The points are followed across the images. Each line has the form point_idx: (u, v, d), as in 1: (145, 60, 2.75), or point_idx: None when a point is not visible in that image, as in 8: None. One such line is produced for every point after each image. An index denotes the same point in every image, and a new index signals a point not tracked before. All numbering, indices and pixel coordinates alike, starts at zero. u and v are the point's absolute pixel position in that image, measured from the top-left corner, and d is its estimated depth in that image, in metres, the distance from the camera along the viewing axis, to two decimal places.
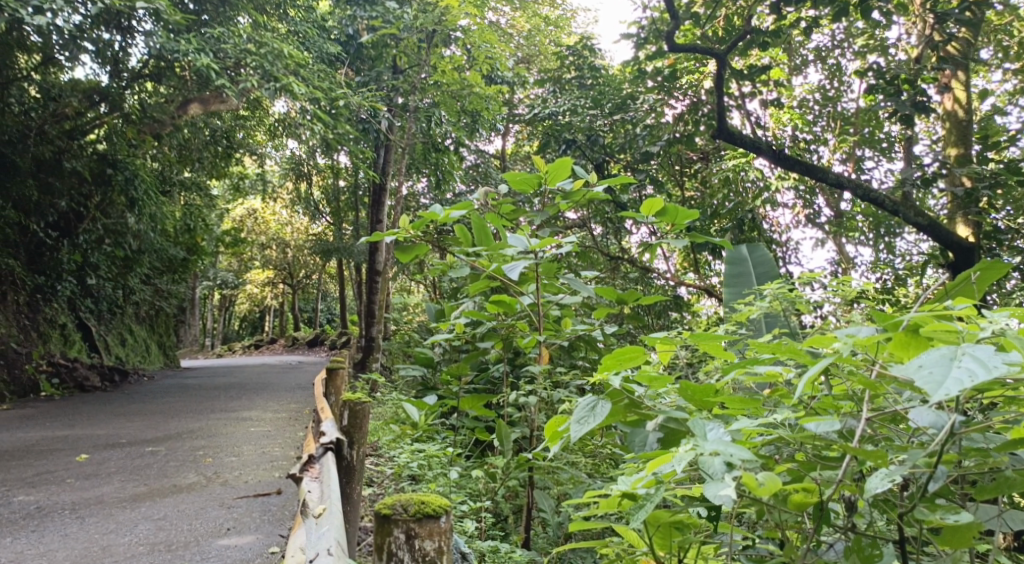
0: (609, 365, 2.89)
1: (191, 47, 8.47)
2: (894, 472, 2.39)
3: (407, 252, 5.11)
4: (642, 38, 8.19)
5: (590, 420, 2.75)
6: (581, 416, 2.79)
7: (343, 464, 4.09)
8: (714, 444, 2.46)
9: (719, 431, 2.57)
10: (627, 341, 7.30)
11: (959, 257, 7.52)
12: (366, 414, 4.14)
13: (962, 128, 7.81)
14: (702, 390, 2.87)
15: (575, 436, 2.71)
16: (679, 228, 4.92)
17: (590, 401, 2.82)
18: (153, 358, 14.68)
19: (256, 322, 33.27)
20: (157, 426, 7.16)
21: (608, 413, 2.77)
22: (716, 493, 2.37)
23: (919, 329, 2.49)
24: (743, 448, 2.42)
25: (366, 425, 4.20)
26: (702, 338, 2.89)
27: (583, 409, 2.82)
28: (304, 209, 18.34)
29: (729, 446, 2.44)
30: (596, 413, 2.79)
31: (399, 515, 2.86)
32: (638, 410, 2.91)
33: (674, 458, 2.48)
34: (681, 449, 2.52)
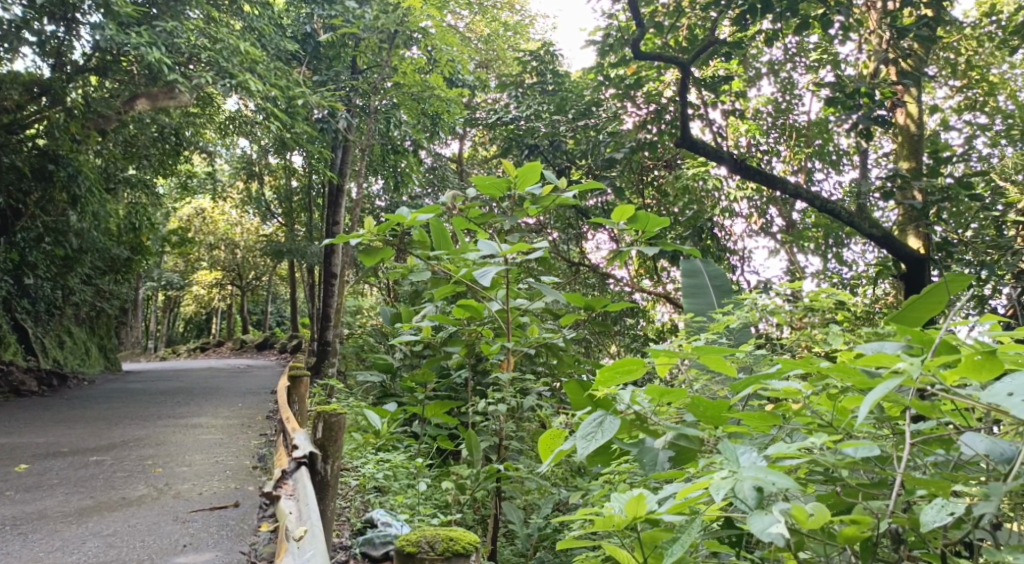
0: (606, 378, 2.87)
1: (141, 40, 8.15)
2: (952, 504, 2.29)
3: (371, 256, 5.02)
4: (607, 44, 8.15)
5: (598, 436, 2.72)
6: (588, 432, 2.75)
7: (317, 480, 3.96)
8: (752, 471, 2.39)
9: (751, 454, 2.51)
10: (583, 347, 7.25)
11: (913, 268, 7.63)
12: (340, 426, 4.03)
13: (914, 141, 7.99)
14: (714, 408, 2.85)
15: (583, 453, 2.68)
16: (648, 235, 4.89)
17: (597, 417, 2.79)
18: (94, 361, 14.17)
19: (201, 324, 32.54)
20: (102, 434, 6.86)
21: (616, 432, 2.73)
22: (765, 530, 2.28)
23: (992, 351, 2.36)
24: (784, 476, 2.35)
25: (342, 438, 4.09)
26: (706, 353, 2.84)
27: (590, 425, 2.78)
28: (255, 210, 17.96)
29: (769, 473, 2.37)
30: (603, 431, 2.75)
31: (427, 552, 3.36)
32: (644, 426, 2.91)
33: (711, 486, 2.38)
34: (716, 476, 2.42)
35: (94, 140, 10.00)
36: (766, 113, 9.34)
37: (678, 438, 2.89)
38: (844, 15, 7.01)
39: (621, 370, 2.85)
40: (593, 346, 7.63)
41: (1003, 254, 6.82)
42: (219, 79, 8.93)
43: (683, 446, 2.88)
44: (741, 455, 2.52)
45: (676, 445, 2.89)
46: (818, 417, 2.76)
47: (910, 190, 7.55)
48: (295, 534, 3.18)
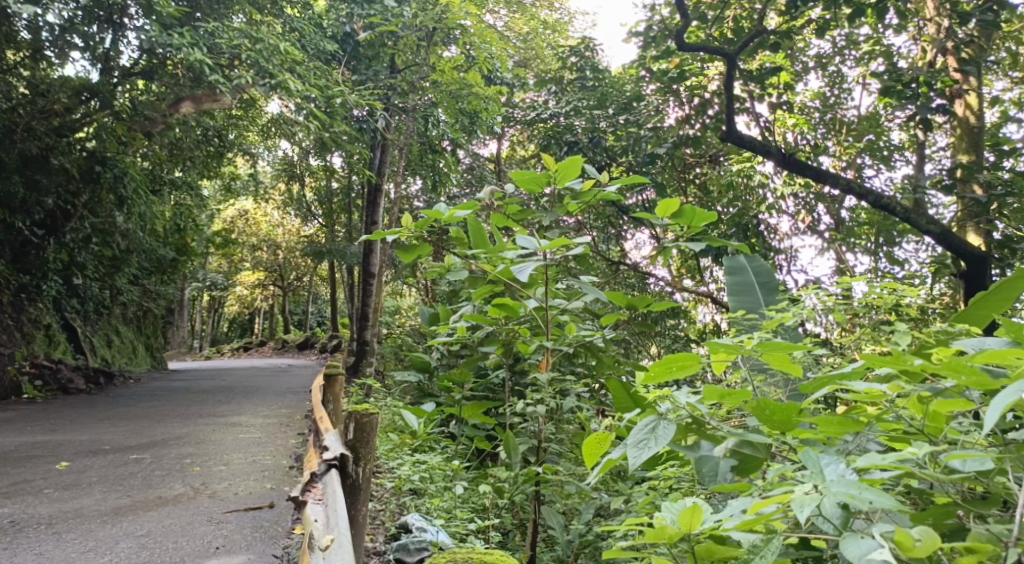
0: (659, 373, 2.86)
1: (184, 41, 8.18)
2: None
3: (408, 252, 4.93)
4: (650, 36, 7.96)
5: (652, 443, 2.75)
6: (639, 440, 2.78)
7: (348, 483, 3.92)
8: (842, 487, 2.39)
9: (837, 465, 2.51)
10: (623, 348, 7.11)
11: (972, 266, 7.34)
12: (372, 426, 3.99)
13: (973, 135, 7.70)
14: (782, 410, 2.86)
15: (635, 460, 2.71)
16: (694, 231, 4.74)
17: (649, 423, 2.82)
18: (141, 360, 14.35)
19: (244, 324, 32.88)
20: (144, 432, 6.89)
21: (670, 440, 2.76)
22: (863, 556, 2.28)
23: None
24: (878, 495, 2.36)
25: (373, 439, 4.04)
26: (771, 350, 2.85)
27: (642, 431, 2.81)
28: (296, 211, 18.06)
29: (861, 491, 2.37)
30: (656, 437, 2.79)
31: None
32: (700, 430, 2.94)
33: (795, 502, 2.38)
34: (800, 491, 2.43)
35: (139, 141, 10.08)
36: (812, 108, 9.05)
37: (742, 444, 2.88)
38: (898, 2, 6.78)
39: (674, 365, 2.82)
40: (634, 347, 7.48)
41: None
42: (259, 79, 8.91)
43: (748, 453, 2.86)
44: (826, 465, 2.51)
45: (740, 451, 2.88)
46: (904, 422, 2.70)
47: (969, 184, 7.27)
48: (321, 542, 3.12)
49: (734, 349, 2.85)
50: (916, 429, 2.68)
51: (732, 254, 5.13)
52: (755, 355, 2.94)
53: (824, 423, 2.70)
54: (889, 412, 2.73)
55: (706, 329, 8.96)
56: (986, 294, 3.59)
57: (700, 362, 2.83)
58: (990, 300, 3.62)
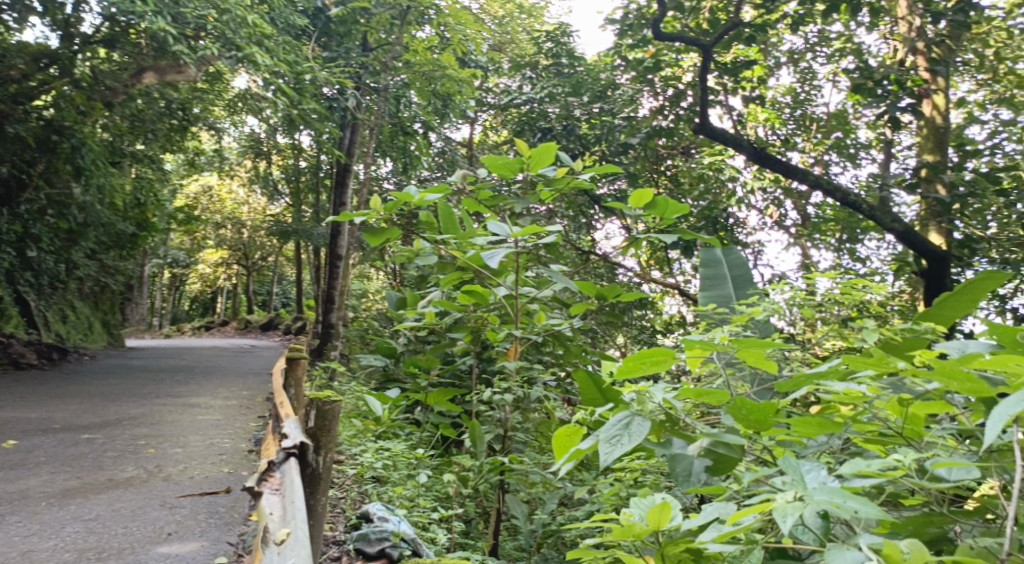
0: (631, 368, 2.79)
1: (148, 9, 7.93)
2: None
3: (377, 236, 4.83)
4: (627, 24, 7.90)
5: (625, 440, 2.67)
6: (612, 436, 2.70)
7: (307, 472, 3.83)
8: (825, 496, 2.29)
9: (818, 472, 2.41)
10: (589, 337, 7.09)
11: (935, 265, 7.40)
12: (334, 415, 3.91)
13: (939, 135, 7.74)
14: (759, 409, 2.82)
15: (608, 457, 2.62)
16: (667, 222, 4.70)
17: (623, 419, 2.75)
18: (97, 336, 14.03)
19: (207, 303, 32.39)
20: (97, 411, 6.71)
21: (644, 437, 2.67)
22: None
23: None
24: (865, 504, 2.27)
25: (335, 428, 3.95)
26: (749, 348, 2.80)
27: (615, 427, 2.73)
28: (262, 189, 17.75)
29: (845, 499, 2.27)
30: (629, 433, 2.70)
31: None
32: (675, 428, 2.92)
33: (778, 512, 2.27)
34: (782, 500, 2.32)
35: (99, 112, 9.77)
36: (783, 104, 9.06)
37: (716, 445, 2.83)
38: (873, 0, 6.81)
39: (648, 361, 2.76)
40: (600, 337, 7.46)
41: None
42: (225, 52, 8.69)
43: (722, 453, 2.82)
44: (806, 472, 2.43)
45: (714, 452, 2.82)
46: (882, 424, 2.69)
47: (935, 184, 7.34)
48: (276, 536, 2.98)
49: (709, 344, 2.82)
50: (892, 433, 2.67)
51: (707, 244, 5.11)
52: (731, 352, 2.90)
53: (802, 424, 2.69)
54: (867, 415, 2.71)
55: (672, 320, 8.97)
56: (949, 295, 3.63)
57: (674, 357, 2.77)
58: (957, 301, 3.63)
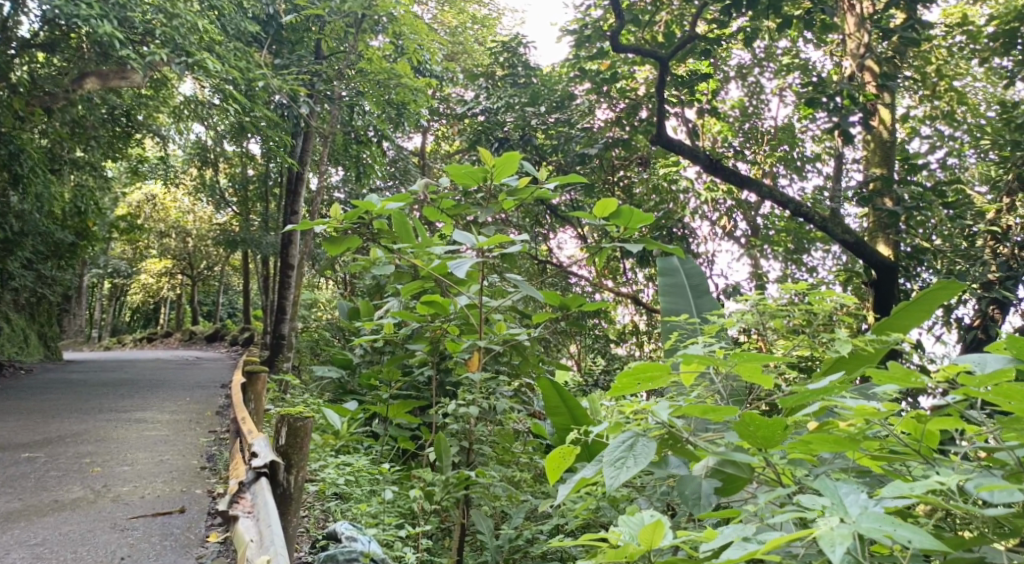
0: (627, 384, 2.95)
1: (92, 12, 7.68)
2: None
3: (337, 244, 4.74)
4: (584, 35, 7.91)
5: (630, 464, 2.83)
6: (618, 458, 2.87)
7: (278, 493, 3.73)
8: (873, 525, 2.34)
9: (857, 496, 2.44)
10: (545, 347, 7.06)
11: (883, 276, 7.44)
12: (306, 432, 3.83)
13: (886, 147, 7.86)
14: (767, 427, 2.88)
15: (615, 482, 2.79)
16: (631, 233, 4.70)
17: (628, 440, 2.91)
18: (33, 349, 13.50)
19: (148, 313, 31.55)
20: (36, 428, 6.44)
21: (649, 459, 2.84)
22: None
23: None
24: (910, 532, 2.33)
25: (307, 444, 3.88)
26: (749, 362, 2.88)
27: (620, 449, 2.90)
28: (208, 198, 17.33)
29: (896, 528, 2.33)
30: (634, 455, 2.87)
31: None
32: (675, 444, 3.06)
33: (825, 541, 2.29)
34: (826, 526, 2.33)
35: (38, 117, 9.40)
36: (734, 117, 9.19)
37: (723, 465, 3.01)
38: (826, 15, 6.93)
39: (642, 377, 2.93)
40: (555, 346, 7.43)
41: (972, 264, 6.81)
42: (174, 57, 8.45)
43: (730, 473, 3.01)
44: (846, 495, 2.46)
45: (721, 471, 3.02)
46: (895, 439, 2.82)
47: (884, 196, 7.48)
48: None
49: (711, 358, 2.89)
50: (902, 449, 2.82)
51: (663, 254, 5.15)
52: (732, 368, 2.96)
53: (815, 440, 2.78)
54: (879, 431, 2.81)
55: (626, 329, 9.00)
56: (910, 300, 3.85)
57: (668, 373, 2.93)
58: (912, 311, 3.88)
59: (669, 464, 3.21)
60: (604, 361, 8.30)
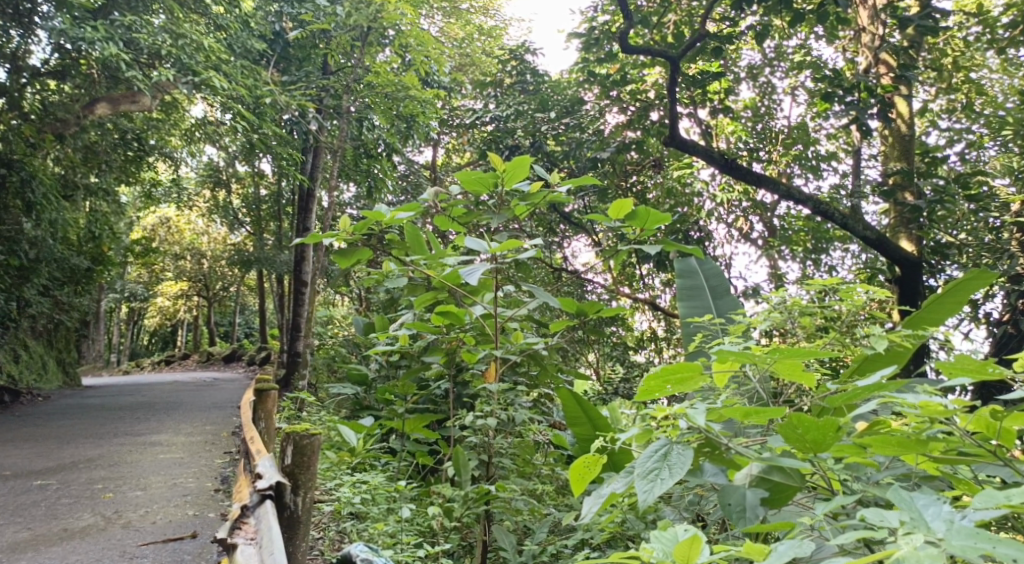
0: (654, 386, 2.89)
1: (98, 35, 7.65)
2: None
3: (347, 257, 4.63)
4: (592, 38, 7.80)
5: (665, 476, 2.78)
6: (648, 472, 2.82)
7: (286, 515, 3.67)
8: (964, 542, 2.21)
9: (939, 508, 2.33)
10: (562, 355, 6.93)
11: (908, 272, 7.33)
12: (313, 450, 3.73)
13: (906, 142, 7.72)
14: (816, 429, 2.82)
15: (647, 497, 2.75)
16: (647, 234, 4.58)
17: (661, 450, 2.86)
18: (52, 375, 13.51)
19: (168, 336, 31.66)
20: (51, 454, 6.38)
21: (685, 470, 2.78)
22: None
23: None
24: (1003, 549, 2.21)
25: (314, 464, 3.78)
26: (786, 357, 2.86)
27: (652, 461, 2.85)
28: (222, 220, 17.34)
29: (994, 546, 2.22)
30: (668, 466, 2.82)
31: None
32: (714, 451, 2.98)
33: (913, 562, 2.17)
34: (911, 546, 2.22)
35: (50, 144, 9.39)
36: (747, 117, 9.06)
37: (770, 472, 2.91)
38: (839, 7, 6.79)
39: (671, 378, 2.87)
40: (572, 355, 7.31)
41: (999, 257, 6.62)
42: (181, 77, 8.43)
43: (778, 481, 2.91)
44: (924, 507, 2.35)
45: (768, 480, 2.93)
46: (964, 440, 2.70)
47: (905, 190, 7.33)
48: None
49: (748, 355, 2.84)
50: (971, 451, 2.67)
51: (682, 257, 5.06)
52: (772, 365, 2.93)
53: (876, 441, 2.70)
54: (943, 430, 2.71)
55: (644, 335, 8.85)
56: (940, 292, 3.79)
57: (699, 374, 2.88)
58: (945, 302, 3.79)
59: (705, 474, 3.10)
60: (623, 369, 8.15)
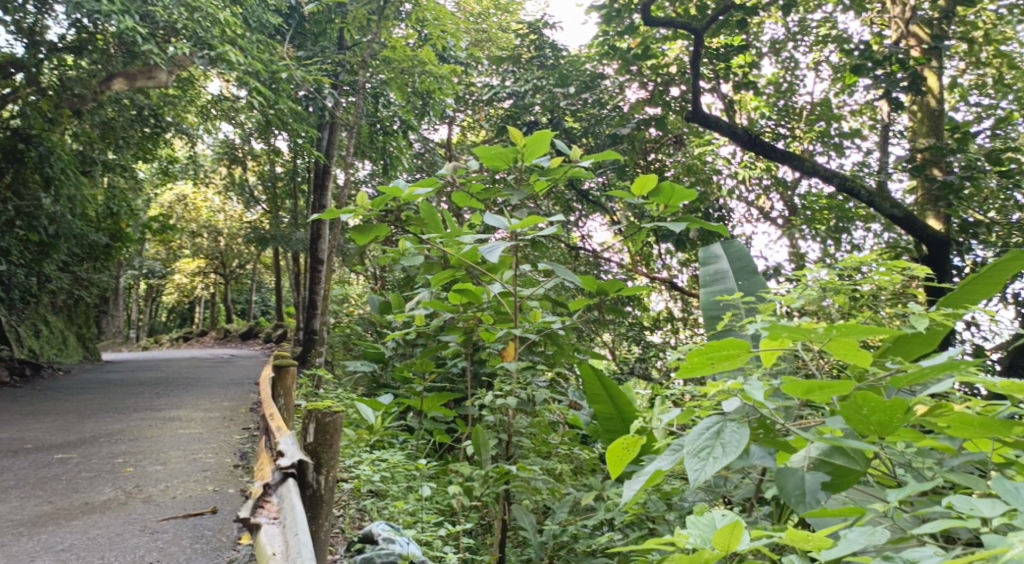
0: (701, 363, 2.85)
1: (114, 8, 7.59)
2: None
3: (364, 234, 4.54)
4: (613, 11, 7.65)
5: (718, 455, 2.73)
6: (699, 450, 2.78)
7: (308, 494, 3.65)
8: None
9: None
10: (579, 334, 6.87)
11: (935, 251, 7.22)
12: (335, 428, 3.71)
13: (934, 117, 7.57)
14: (886, 409, 2.83)
15: (700, 476, 2.70)
16: (671, 211, 4.51)
17: (715, 428, 2.82)
18: (71, 351, 13.58)
19: (185, 314, 31.88)
20: (71, 429, 6.39)
21: (739, 449, 2.73)
22: None
23: None
24: None
25: (336, 443, 3.75)
26: (846, 335, 2.84)
27: (703, 439, 2.81)
28: (238, 197, 17.36)
29: None
30: (721, 445, 2.77)
31: None
32: (771, 434, 2.99)
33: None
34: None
35: (67, 120, 9.37)
36: (768, 94, 8.91)
37: (831, 455, 2.88)
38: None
39: (716, 354, 2.83)
40: (589, 334, 7.26)
41: None
42: (198, 52, 8.36)
43: (841, 464, 2.87)
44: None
45: (829, 463, 2.89)
46: None
47: (932, 167, 7.20)
48: None
49: (803, 331, 2.81)
50: None
51: (706, 244, 5.00)
52: (826, 343, 2.90)
53: (954, 422, 2.74)
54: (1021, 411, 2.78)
55: (661, 315, 8.77)
56: (972, 276, 3.72)
57: (746, 353, 2.84)
58: (979, 285, 3.71)
59: (751, 456, 2.98)
60: (639, 348, 8.08)
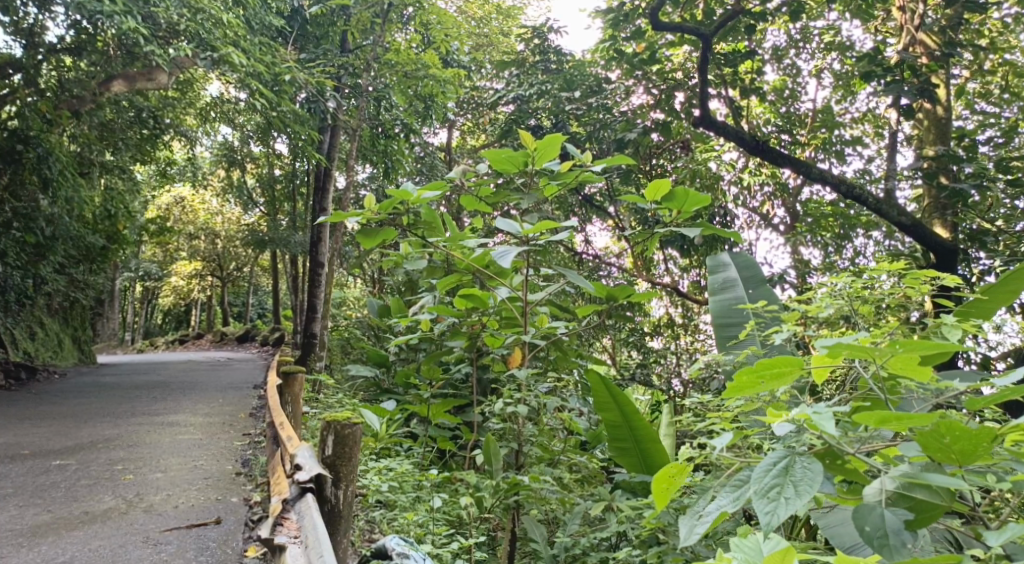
0: (749, 381, 2.81)
1: (115, 8, 7.49)
2: None
3: (371, 236, 4.42)
4: (620, 15, 7.58)
5: (792, 496, 2.72)
6: (769, 489, 2.75)
7: (327, 509, 3.58)
8: None
9: None
10: (582, 340, 6.80)
11: (941, 259, 7.08)
12: (354, 440, 3.64)
13: (942, 125, 7.50)
14: (967, 437, 2.82)
15: (777, 518, 2.68)
16: (685, 217, 4.44)
17: (784, 464, 2.79)
18: (66, 353, 13.46)
19: (181, 316, 31.71)
20: (69, 434, 6.29)
21: (811, 489, 2.72)
22: None
23: None
24: None
25: (355, 456, 3.67)
26: (908, 355, 2.84)
27: (772, 478, 2.78)
28: (235, 198, 17.25)
29: None
30: (791, 483, 2.75)
31: None
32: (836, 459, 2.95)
33: None
34: None
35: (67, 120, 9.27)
36: (773, 100, 8.86)
37: (911, 490, 2.85)
38: None
39: (767, 374, 2.79)
40: (591, 340, 7.18)
41: None
42: (200, 53, 8.27)
43: (921, 498, 2.84)
44: None
45: (908, 498, 2.85)
46: None
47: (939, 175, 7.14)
48: None
49: (867, 350, 2.80)
50: None
51: (713, 254, 4.95)
52: (887, 361, 2.90)
53: None
54: None
55: (663, 321, 8.70)
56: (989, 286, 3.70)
57: (796, 371, 2.79)
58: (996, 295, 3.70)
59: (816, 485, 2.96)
60: (639, 354, 8.01)
